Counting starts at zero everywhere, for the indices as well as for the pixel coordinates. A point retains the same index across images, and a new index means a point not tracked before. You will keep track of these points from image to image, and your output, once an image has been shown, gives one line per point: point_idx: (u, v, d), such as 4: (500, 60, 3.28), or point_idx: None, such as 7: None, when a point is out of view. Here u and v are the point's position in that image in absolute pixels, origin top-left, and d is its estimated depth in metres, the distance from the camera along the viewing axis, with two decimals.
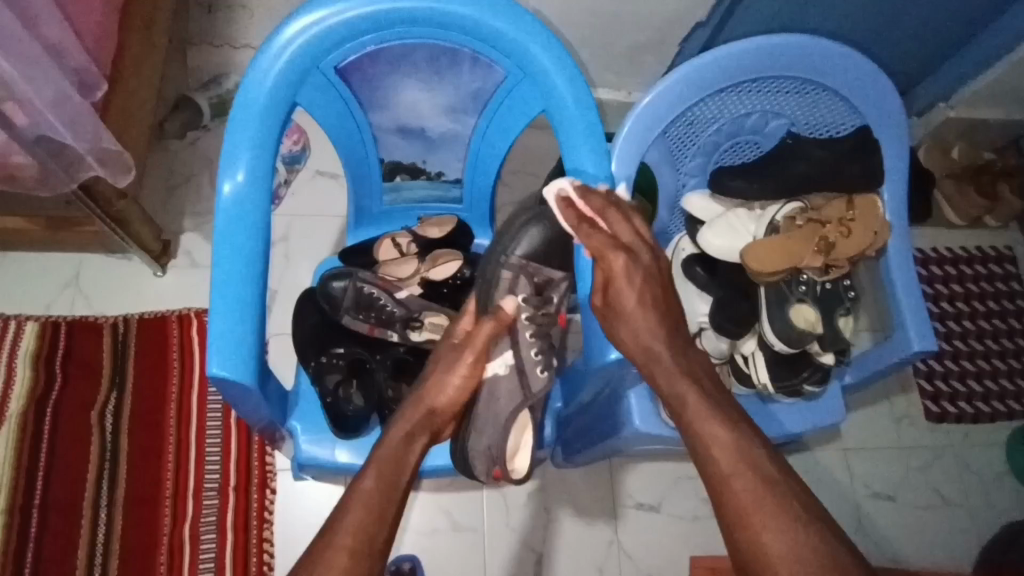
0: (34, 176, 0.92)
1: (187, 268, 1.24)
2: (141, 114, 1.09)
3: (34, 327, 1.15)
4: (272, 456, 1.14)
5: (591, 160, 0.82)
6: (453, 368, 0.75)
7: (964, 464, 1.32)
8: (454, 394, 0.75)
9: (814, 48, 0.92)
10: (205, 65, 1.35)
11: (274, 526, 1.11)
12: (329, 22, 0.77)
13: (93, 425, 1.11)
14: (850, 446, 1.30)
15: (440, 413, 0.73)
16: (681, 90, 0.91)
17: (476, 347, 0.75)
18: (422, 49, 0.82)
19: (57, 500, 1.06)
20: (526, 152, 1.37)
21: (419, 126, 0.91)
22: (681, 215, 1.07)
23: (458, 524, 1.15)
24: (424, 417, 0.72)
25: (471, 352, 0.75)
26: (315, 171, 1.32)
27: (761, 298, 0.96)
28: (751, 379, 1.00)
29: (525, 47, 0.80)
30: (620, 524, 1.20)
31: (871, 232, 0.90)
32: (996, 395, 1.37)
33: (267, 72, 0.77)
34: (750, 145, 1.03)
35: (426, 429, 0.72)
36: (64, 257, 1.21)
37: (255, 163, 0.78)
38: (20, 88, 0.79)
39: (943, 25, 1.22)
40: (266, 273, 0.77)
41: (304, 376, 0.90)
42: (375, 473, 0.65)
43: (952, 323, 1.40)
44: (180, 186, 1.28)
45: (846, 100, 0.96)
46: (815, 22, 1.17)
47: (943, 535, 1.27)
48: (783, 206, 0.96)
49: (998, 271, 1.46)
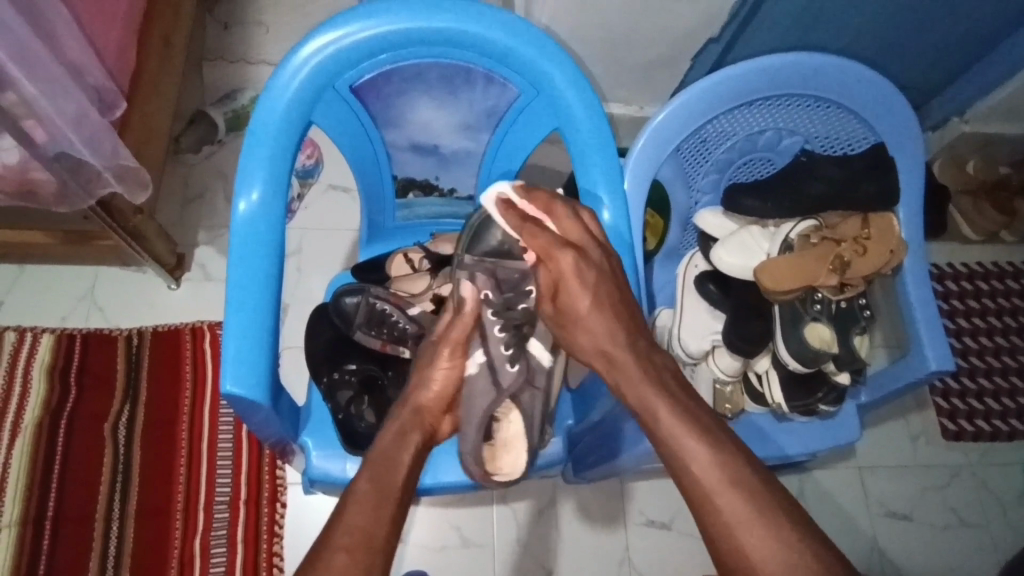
0: (54, 192, 0.92)
1: (201, 281, 1.25)
2: (158, 130, 1.11)
3: (49, 339, 1.16)
4: (283, 470, 1.14)
5: (603, 179, 0.82)
6: (434, 364, 0.73)
7: (982, 482, 1.30)
8: (441, 388, 0.73)
9: (828, 65, 0.91)
10: (222, 81, 1.37)
11: (284, 540, 1.11)
12: (344, 42, 0.78)
13: (106, 438, 1.12)
14: (864, 464, 1.28)
15: (427, 411, 0.72)
16: (693, 109, 0.92)
17: (455, 343, 0.74)
18: (436, 68, 0.83)
19: (70, 511, 1.07)
20: (539, 167, 1.38)
21: (432, 144, 0.91)
22: (693, 232, 1.07)
23: (468, 539, 1.15)
24: (410, 416, 0.70)
25: (446, 347, 0.73)
26: (327, 186, 1.33)
27: (776, 316, 0.95)
28: (766, 398, 1.01)
29: (538, 67, 0.81)
30: (632, 541, 1.18)
31: (887, 250, 0.90)
32: (1014, 412, 1.35)
33: (284, 91, 0.78)
34: (763, 162, 1.03)
35: (417, 426, 0.70)
36: (80, 271, 1.22)
37: (271, 181, 0.78)
38: (41, 105, 0.80)
39: (959, 41, 1.21)
40: (280, 290, 0.77)
41: (316, 393, 0.91)
42: (371, 470, 0.64)
43: (969, 340, 1.39)
44: (195, 199, 1.29)
45: (861, 117, 0.96)
46: (828, 39, 1.17)
47: (960, 555, 1.24)
48: (797, 223, 0.94)
49: (1015, 287, 1.44)
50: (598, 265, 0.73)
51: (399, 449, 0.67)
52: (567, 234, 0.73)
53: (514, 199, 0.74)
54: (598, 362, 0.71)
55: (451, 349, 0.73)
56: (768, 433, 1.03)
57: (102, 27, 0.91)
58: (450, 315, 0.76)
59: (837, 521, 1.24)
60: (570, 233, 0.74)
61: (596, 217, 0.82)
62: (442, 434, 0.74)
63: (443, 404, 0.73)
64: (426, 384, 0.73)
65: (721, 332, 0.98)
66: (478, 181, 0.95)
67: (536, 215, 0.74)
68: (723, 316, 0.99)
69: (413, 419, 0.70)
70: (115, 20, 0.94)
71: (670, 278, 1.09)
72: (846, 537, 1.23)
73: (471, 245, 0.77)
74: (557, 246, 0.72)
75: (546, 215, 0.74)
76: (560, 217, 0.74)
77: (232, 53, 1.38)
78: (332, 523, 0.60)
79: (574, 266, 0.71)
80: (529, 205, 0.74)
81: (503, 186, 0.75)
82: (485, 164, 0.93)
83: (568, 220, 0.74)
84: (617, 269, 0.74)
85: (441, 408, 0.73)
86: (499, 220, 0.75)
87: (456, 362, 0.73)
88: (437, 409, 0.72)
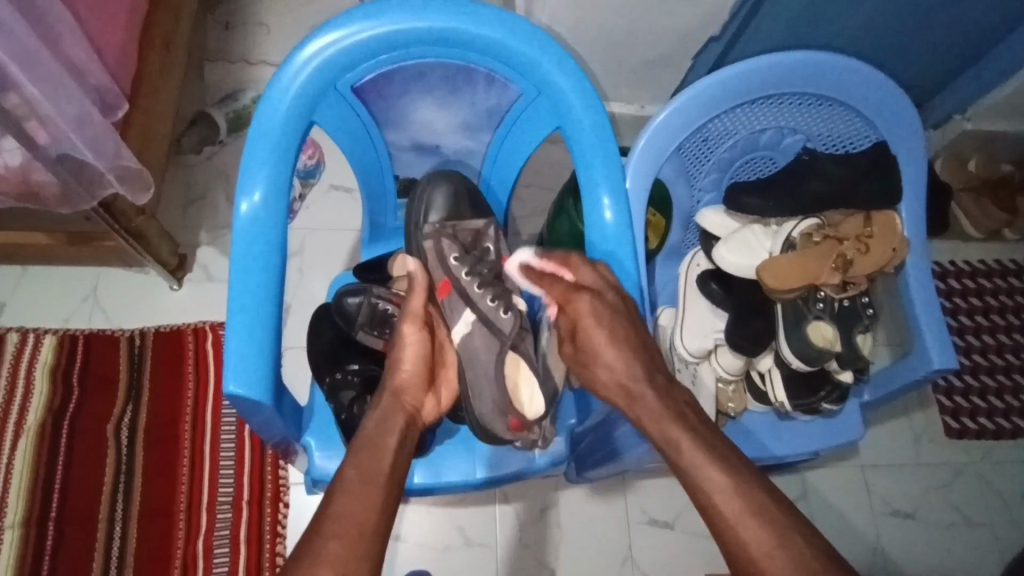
0: (56, 194, 0.93)
1: (203, 282, 1.25)
2: (160, 131, 1.11)
3: (52, 340, 1.16)
4: (286, 471, 1.14)
5: (605, 178, 0.82)
6: (403, 345, 0.72)
7: (985, 481, 1.30)
8: (415, 369, 0.72)
9: (831, 63, 0.91)
10: (223, 81, 1.37)
11: (287, 540, 1.11)
12: (346, 43, 0.78)
13: (109, 438, 1.12)
14: (867, 462, 1.28)
15: (407, 391, 0.71)
16: (695, 108, 0.91)
17: (414, 315, 0.73)
18: (437, 68, 0.83)
19: (73, 512, 1.07)
20: (542, 167, 1.38)
21: (434, 144, 0.92)
22: (695, 231, 1.07)
23: (472, 539, 1.15)
24: (391, 401, 0.70)
25: (408, 322, 0.72)
26: (329, 186, 1.33)
27: (778, 315, 0.95)
28: (769, 397, 1.01)
29: (540, 66, 0.81)
30: (635, 541, 1.18)
31: (890, 249, 0.89)
32: (1017, 410, 1.34)
33: (286, 92, 0.78)
34: (765, 161, 1.03)
35: (398, 410, 0.69)
36: (82, 271, 1.22)
37: (272, 181, 0.78)
38: (43, 106, 0.80)
39: (961, 39, 1.21)
40: (282, 289, 0.77)
41: (319, 392, 0.91)
42: (374, 465, 0.64)
43: (972, 337, 1.38)
44: (197, 201, 1.29)
45: (863, 115, 0.96)
46: (829, 37, 1.17)
47: (964, 553, 1.24)
48: (799, 222, 0.95)
49: (1017, 284, 1.44)
50: (613, 304, 0.72)
51: (388, 436, 0.66)
52: (582, 280, 0.74)
53: (533, 262, 0.76)
54: (618, 398, 0.70)
55: (412, 322, 0.73)
56: (770, 433, 1.03)
57: (104, 29, 0.92)
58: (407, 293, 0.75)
59: (839, 520, 1.24)
60: (585, 281, 0.74)
61: (599, 216, 0.82)
62: (426, 413, 0.74)
63: (418, 378, 0.72)
64: (398, 362, 0.72)
65: (724, 331, 0.98)
66: (483, 182, 0.95)
67: (555, 270, 0.75)
68: (726, 314, 0.99)
69: (392, 400, 0.70)
70: (117, 21, 0.94)
71: (671, 277, 1.09)
72: (849, 535, 1.23)
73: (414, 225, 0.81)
74: (573, 290, 0.73)
75: (565, 268, 0.75)
76: (577, 268, 0.75)
77: (233, 53, 1.38)
78: (331, 516, 0.59)
79: (589, 312, 0.71)
80: (546, 262, 0.76)
81: (524, 254, 0.77)
82: (487, 169, 0.94)
83: (584, 270, 0.75)
84: (616, 280, 0.74)
85: (419, 387, 0.72)
86: (435, 191, 0.81)
87: (416, 333, 0.73)
88: (414, 388, 0.72)
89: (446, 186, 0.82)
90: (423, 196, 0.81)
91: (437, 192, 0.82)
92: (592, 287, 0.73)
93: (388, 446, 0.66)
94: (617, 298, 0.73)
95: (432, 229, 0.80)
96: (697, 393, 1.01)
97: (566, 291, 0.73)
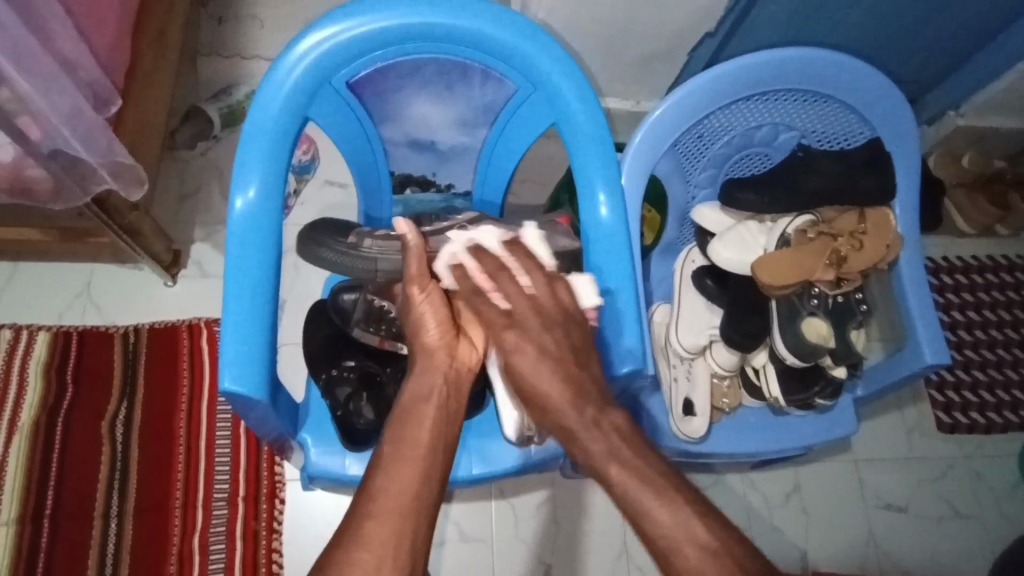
0: (49, 190, 0.92)
1: (197, 278, 1.24)
2: (154, 126, 1.10)
3: (45, 337, 1.15)
4: (282, 466, 1.14)
5: (601, 174, 0.82)
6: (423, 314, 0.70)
7: (977, 474, 1.31)
8: (437, 326, 0.69)
9: (826, 60, 0.91)
10: (216, 76, 1.36)
11: (283, 536, 1.11)
12: (341, 39, 0.77)
13: (104, 435, 1.12)
14: (860, 456, 1.29)
15: (438, 349, 0.68)
16: (691, 104, 0.91)
17: (420, 277, 0.70)
18: (433, 64, 0.83)
19: (68, 508, 1.07)
20: (536, 163, 1.38)
21: (430, 140, 0.91)
22: (691, 227, 1.07)
23: (468, 535, 1.15)
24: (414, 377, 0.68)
25: (415, 284, 0.70)
26: (324, 181, 1.33)
27: (773, 312, 0.96)
28: (763, 392, 1.01)
29: (535, 63, 0.80)
30: (630, 535, 1.19)
31: (883, 245, 0.91)
32: (1008, 405, 1.36)
33: (280, 88, 0.78)
34: (760, 157, 1.03)
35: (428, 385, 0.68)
36: (76, 267, 1.21)
37: (267, 179, 0.78)
38: (36, 102, 0.80)
39: (955, 36, 1.22)
40: (278, 286, 0.77)
41: (315, 389, 0.90)
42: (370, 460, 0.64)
43: (964, 333, 1.39)
44: (190, 196, 1.29)
45: (857, 111, 0.96)
46: (825, 33, 1.17)
47: (954, 546, 1.26)
48: (794, 219, 0.97)
49: (1009, 280, 1.45)
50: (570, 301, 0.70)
51: (424, 404, 0.64)
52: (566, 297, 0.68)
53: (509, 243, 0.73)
54: None
55: (421, 283, 0.70)
56: (766, 428, 1.03)
57: (96, 22, 0.91)
58: (404, 261, 0.72)
59: (833, 514, 1.25)
60: (517, 305, 0.67)
61: (594, 212, 0.82)
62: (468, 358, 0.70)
63: (449, 330, 0.69)
64: (421, 324, 0.69)
65: (719, 327, 0.99)
66: (473, 205, 0.98)
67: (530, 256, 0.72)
68: (720, 309, 1.00)
69: (426, 365, 0.67)
70: (109, 16, 0.94)
71: (667, 272, 1.09)
72: (841, 529, 1.24)
73: (357, 271, 0.76)
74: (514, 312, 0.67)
75: (489, 284, 0.69)
76: (507, 288, 0.68)
77: (227, 48, 1.38)
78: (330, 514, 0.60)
79: (515, 342, 0.65)
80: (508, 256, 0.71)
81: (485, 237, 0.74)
82: (477, 200, 0.97)
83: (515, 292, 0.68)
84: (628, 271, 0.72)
85: (449, 338, 0.69)
86: (323, 248, 0.75)
87: (432, 291, 0.70)
88: (448, 347, 0.69)
89: (334, 223, 0.78)
90: (327, 250, 0.75)
91: (324, 244, 0.75)
92: (521, 316, 0.67)
93: (425, 414, 0.63)
94: (549, 331, 0.66)
95: (353, 240, 0.75)
96: (692, 387, 1.01)
97: (497, 317, 0.67)
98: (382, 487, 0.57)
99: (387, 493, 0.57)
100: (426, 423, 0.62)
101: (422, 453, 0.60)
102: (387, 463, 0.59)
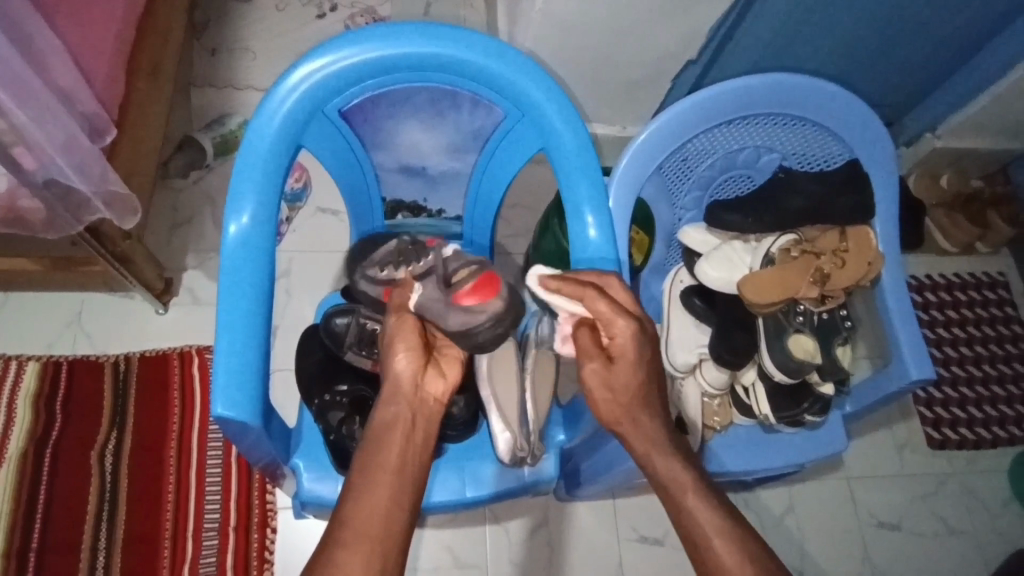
0: (43, 220, 0.93)
1: (189, 305, 1.24)
2: (145, 156, 1.11)
3: (34, 366, 1.15)
4: (273, 494, 1.13)
5: (589, 198, 0.84)
6: (395, 347, 0.67)
7: (968, 490, 1.32)
8: (405, 362, 0.66)
9: (804, 84, 0.95)
10: (210, 106, 1.38)
11: (274, 565, 1.10)
12: (333, 68, 0.79)
13: (92, 466, 1.10)
14: (853, 474, 1.30)
15: (404, 382, 0.66)
16: (675, 128, 0.94)
17: (398, 307, 0.68)
18: (423, 92, 0.85)
19: (56, 541, 1.05)
20: (525, 189, 1.40)
21: (420, 165, 0.92)
22: (677, 248, 1.09)
23: (462, 560, 1.14)
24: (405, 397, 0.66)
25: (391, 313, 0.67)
26: (317, 209, 1.34)
27: (761, 330, 0.97)
28: (753, 410, 1.02)
29: (523, 90, 0.83)
30: (625, 557, 1.19)
31: (865, 262, 0.93)
32: (996, 420, 1.37)
33: (274, 114, 0.79)
34: (743, 179, 1.05)
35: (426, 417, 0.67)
36: (68, 297, 1.21)
37: (262, 204, 0.79)
38: (31, 133, 0.81)
39: (929, 61, 1.26)
40: (271, 310, 0.78)
41: (307, 414, 0.90)
42: None
43: (949, 348, 1.41)
44: (183, 224, 1.30)
45: (834, 133, 0.99)
46: (802, 60, 1.21)
47: (949, 564, 1.26)
48: (777, 238, 0.97)
49: (992, 297, 1.48)
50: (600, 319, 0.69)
51: (399, 425, 0.64)
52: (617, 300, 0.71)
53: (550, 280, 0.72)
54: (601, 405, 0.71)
55: (399, 311, 0.67)
56: (756, 445, 1.04)
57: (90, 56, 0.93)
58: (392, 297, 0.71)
59: (827, 532, 1.25)
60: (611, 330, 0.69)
61: (583, 233, 0.84)
62: (433, 389, 0.68)
63: (418, 360, 0.67)
64: (392, 351, 0.66)
65: (708, 346, 0.99)
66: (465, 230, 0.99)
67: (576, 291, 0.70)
68: (710, 329, 1.00)
69: (392, 393, 0.66)
70: (104, 49, 0.96)
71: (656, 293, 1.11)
72: (836, 548, 1.24)
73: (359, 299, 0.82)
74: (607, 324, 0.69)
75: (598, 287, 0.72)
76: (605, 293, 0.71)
77: (220, 79, 1.40)
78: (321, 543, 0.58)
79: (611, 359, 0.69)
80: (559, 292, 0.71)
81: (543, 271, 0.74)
82: (468, 224, 0.98)
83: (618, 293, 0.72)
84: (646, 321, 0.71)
85: (416, 372, 0.67)
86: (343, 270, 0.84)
87: (407, 318, 0.67)
88: (415, 376, 0.67)
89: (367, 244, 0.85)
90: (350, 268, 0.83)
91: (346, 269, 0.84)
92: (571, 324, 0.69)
93: (402, 434, 0.63)
94: None
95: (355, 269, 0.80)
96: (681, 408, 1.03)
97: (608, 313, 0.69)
98: (353, 511, 0.58)
99: (359, 517, 0.57)
100: (402, 442, 0.63)
101: (399, 471, 0.61)
102: (366, 485, 0.59)
